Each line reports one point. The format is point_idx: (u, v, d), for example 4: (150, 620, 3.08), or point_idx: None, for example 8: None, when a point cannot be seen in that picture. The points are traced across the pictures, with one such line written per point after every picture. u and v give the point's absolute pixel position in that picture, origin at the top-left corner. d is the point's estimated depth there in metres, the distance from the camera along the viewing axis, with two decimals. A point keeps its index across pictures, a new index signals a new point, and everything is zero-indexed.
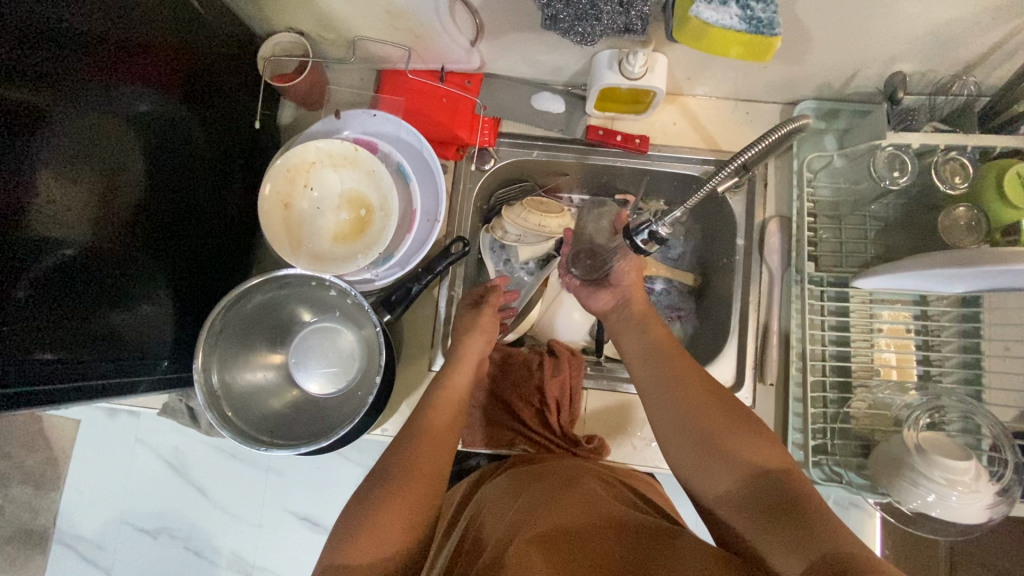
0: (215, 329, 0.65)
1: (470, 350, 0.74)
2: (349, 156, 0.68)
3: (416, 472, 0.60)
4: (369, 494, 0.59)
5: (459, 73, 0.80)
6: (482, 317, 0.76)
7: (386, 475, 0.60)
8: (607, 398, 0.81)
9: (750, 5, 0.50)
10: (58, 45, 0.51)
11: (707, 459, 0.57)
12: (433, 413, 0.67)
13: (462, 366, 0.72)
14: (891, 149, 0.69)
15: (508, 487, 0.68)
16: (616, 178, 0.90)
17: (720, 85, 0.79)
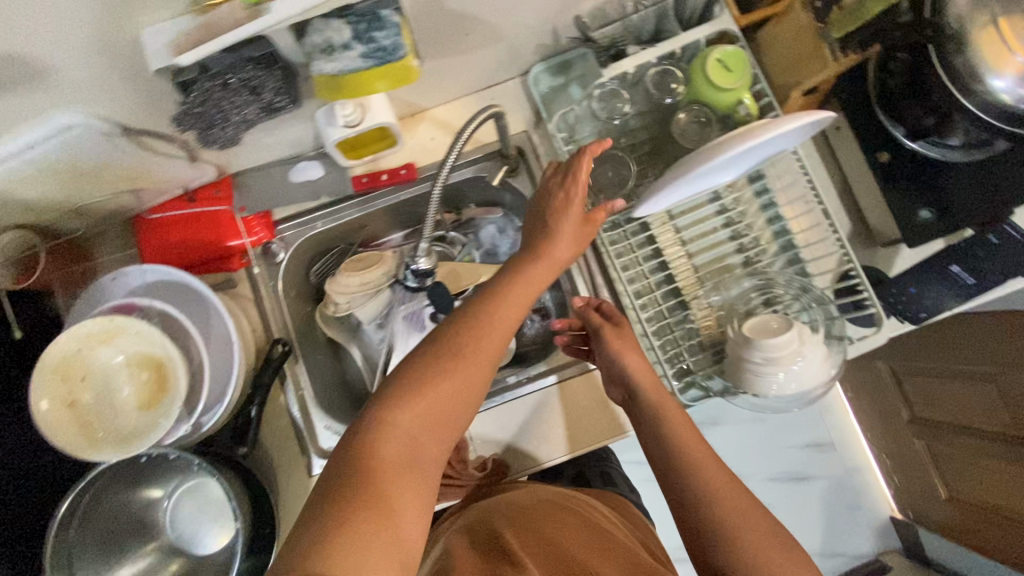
0: (58, 547, 0.63)
1: (530, 278, 0.61)
2: (108, 329, 0.65)
3: (400, 430, 0.51)
4: (334, 480, 0.48)
5: (206, 187, 0.78)
6: (573, 222, 0.62)
7: (400, 381, 0.54)
8: (570, 389, 0.79)
9: (368, 39, 0.51)
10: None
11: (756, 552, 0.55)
12: (463, 346, 0.56)
13: (517, 289, 0.59)
14: (608, 86, 0.74)
15: (504, 521, 0.66)
16: (414, 207, 0.89)
17: (451, 87, 0.80)
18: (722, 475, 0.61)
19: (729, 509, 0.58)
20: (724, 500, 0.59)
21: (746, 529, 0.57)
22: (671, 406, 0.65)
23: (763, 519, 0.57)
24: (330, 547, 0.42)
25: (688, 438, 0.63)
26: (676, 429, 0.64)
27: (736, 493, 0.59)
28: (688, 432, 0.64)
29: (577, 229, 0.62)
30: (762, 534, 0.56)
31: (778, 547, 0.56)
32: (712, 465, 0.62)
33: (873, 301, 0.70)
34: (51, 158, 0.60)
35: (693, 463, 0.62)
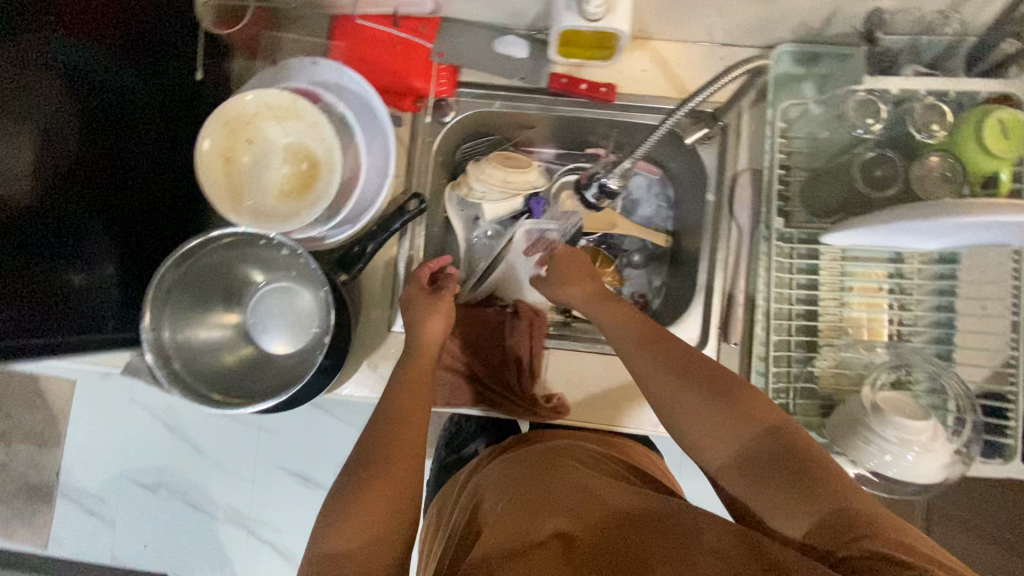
0: (158, 284, 0.64)
1: (429, 332, 0.71)
2: (289, 107, 0.64)
3: (387, 470, 0.58)
4: (349, 479, 0.58)
5: (414, 18, 0.76)
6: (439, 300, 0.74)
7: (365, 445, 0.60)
8: None
9: None
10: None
11: (716, 426, 0.52)
12: (399, 381, 0.68)
13: (424, 352, 0.71)
14: (866, 94, 0.65)
15: (488, 477, 0.65)
16: (586, 131, 0.85)
17: (691, 27, 0.74)
18: (700, 387, 0.55)
19: (709, 432, 0.52)
20: (701, 417, 0.54)
21: (707, 422, 0.53)
22: (652, 343, 0.60)
23: (738, 405, 0.52)
24: (342, 524, 0.53)
25: (662, 366, 0.58)
26: (649, 369, 0.59)
27: (720, 379, 0.55)
28: (664, 355, 0.59)
29: (430, 305, 0.73)
30: (720, 404, 0.53)
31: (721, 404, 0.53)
32: (688, 387, 0.55)
33: (1016, 431, 0.66)
34: None
35: (673, 401, 0.56)
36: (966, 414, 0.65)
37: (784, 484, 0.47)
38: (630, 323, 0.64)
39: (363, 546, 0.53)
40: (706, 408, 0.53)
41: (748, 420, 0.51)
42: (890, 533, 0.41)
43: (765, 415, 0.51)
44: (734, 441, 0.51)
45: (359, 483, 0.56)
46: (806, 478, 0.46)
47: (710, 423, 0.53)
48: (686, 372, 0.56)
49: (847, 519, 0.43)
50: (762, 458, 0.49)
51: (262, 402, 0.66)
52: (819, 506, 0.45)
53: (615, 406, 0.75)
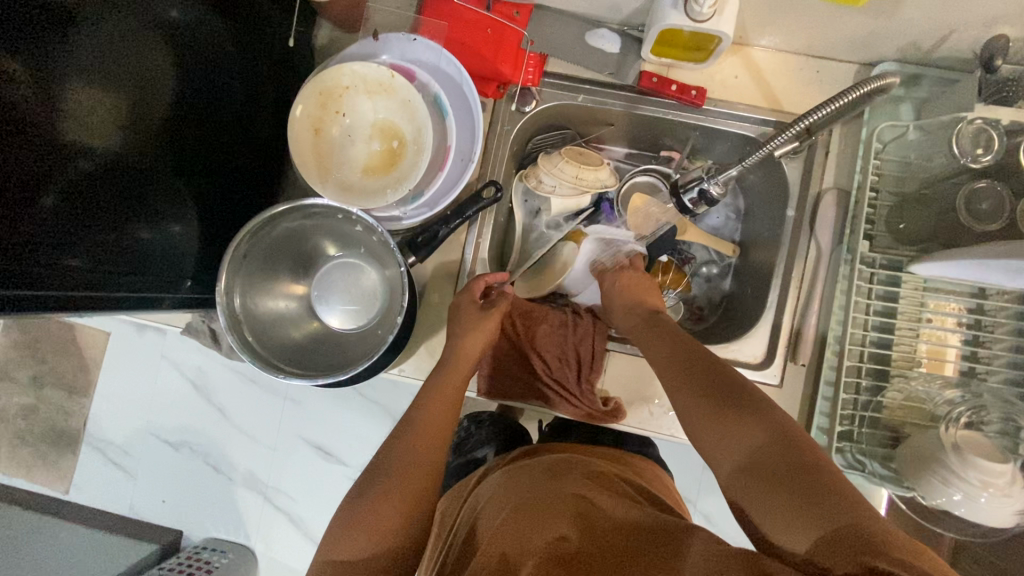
0: (235, 250, 0.63)
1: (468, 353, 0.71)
2: (384, 84, 0.64)
3: (410, 479, 0.58)
4: (362, 485, 0.57)
5: (507, 2, 0.74)
6: (486, 320, 0.73)
7: (391, 451, 0.60)
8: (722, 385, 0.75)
9: None
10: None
11: (709, 435, 0.52)
12: (434, 393, 0.67)
13: (453, 373, 0.69)
14: (978, 122, 0.63)
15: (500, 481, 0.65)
16: (664, 133, 0.84)
17: (792, 37, 0.72)
18: (712, 394, 0.53)
19: (718, 441, 0.51)
20: (711, 419, 0.52)
21: (703, 430, 0.52)
22: (677, 353, 0.61)
23: (749, 415, 0.50)
24: (353, 530, 0.54)
25: (680, 375, 0.58)
26: (671, 381, 0.59)
27: (734, 386, 0.53)
28: (679, 367, 0.59)
29: (473, 319, 0.72)
30: (713, 409, 0.52)
31: (711, 411, 0.52)
32: (703, 391, 0.54)
33: None
34: None
35: (688, 413, 0.55)
36: None
37: (774, 491, 0.44)
38: (662, 340, 0.64)
39: (374, 556, 0.53)
40: (705, 412, 0.52)
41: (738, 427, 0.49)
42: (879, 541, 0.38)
43: (771, 427, 0.48)
44: (727, 448, 0.50)
45: (372, 490, 0.56)
46: (810, 483, 0.43)
47: (716, 428, 0.51)
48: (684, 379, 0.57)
49: (840, 531, 0.40)
50: (758, 466, 0.47)
51: (327, 377, 0.65)
52: (808, 513, 0.42)
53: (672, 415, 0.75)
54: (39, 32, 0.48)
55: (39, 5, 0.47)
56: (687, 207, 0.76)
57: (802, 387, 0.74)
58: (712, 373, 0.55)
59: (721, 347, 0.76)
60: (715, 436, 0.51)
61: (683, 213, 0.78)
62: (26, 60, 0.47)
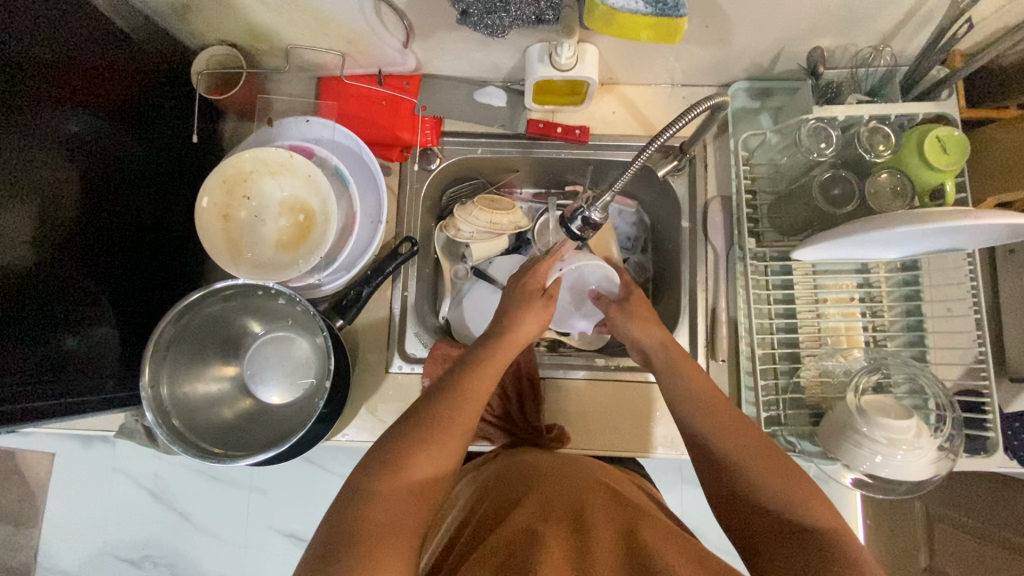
0: (155, 341, 0.64)
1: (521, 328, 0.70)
2: (285, 163, 0.68)
3: (453, 439, 0.57)
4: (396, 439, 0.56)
5: (397, 75, 0.81)
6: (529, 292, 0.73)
7: (441, 398, 0.60)
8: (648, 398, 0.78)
9: None
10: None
11: (777, 480, 0.53)
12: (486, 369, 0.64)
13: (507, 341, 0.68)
14: (815, 122, 0.71)
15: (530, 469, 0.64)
16: (564, 170, 0.90)
17: (653, 72, 0.81)
18: (762, 460, 0.55)
19: (765, 472, 0.54)
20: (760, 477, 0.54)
21: (775, 474, 0.54)
22: (717, 410, 0.60)
23: (806, 488, 0.53)
24: (388, 471, 0.53)
25: (731, 440, 0.57)
26: (713, 443, 0.58)
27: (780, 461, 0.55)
28: (736, 430, 0.58)
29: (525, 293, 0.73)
30: (784, 473, 0.54)
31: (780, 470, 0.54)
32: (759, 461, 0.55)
33: (995, 424, 0.68)
34: None
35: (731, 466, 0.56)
36: (947, 411, 0.67)
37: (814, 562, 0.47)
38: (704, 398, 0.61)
39: (407, 496, 0.52)
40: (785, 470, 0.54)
41: (815, 496, 0.52)
42: None
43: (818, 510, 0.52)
44: (795, 497, 0.52)
45: (421, 439, 0.56)
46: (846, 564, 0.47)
47: (760, 469, 0.54)
48: (742, 436, 0.57)
49: None
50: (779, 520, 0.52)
51: (265, 453, 0.66)
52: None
53: (614, 428, 0.77)
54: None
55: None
56: (575, 234, 0.74)
57: (728, 382, 0.78)
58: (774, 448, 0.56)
59: None
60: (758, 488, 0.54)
61: (574, 244, 0.76)
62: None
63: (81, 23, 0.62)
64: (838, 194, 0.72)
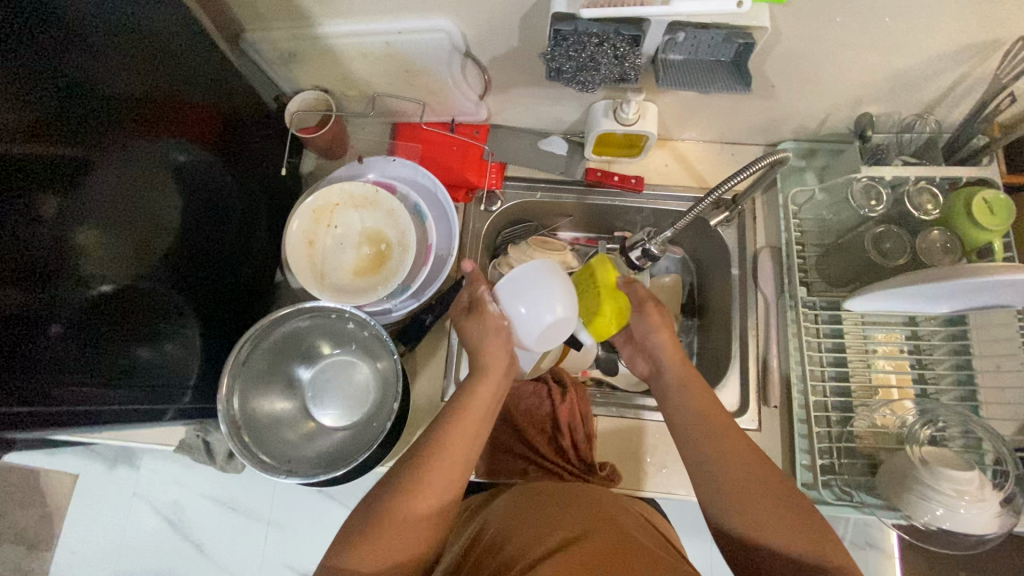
0: (232, 361, 0.66)
1: (495, 359, 0.63)
2: (369, 198, 0.74)
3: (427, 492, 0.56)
4: (374, 498, 0.57)
5: (468, 124, 0.88)
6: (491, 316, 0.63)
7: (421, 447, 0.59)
8: None
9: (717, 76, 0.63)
10: (90, 100, 0.55)
11: (770, 535, 0.54)
12: (463, 418, 0.60)
13: (490, 377, 0.63)
14: (866, 180, 0.75)
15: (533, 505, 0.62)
16: (616, 217, 0.95)
17: (705, 130, 0.87)
18: (797, 527, 0.53)
19: (762, 545, 0.54)
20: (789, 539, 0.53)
21: (755, 504, 0.55)
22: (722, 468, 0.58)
23: (801, 522, 0.54)
24: (370, 532, 0.54)
25: (762, 517, 0.54)
26: (727, 500, 0.56)
27: (816, 531, 0.53)
28: (755, 488, 0.56)
29: (485, 326, 0.63)
30: (769, 527, 0.54)
31: (771, 508, 0.55)
32: (794, 523, 0.54)
33: None
34: (400, 48, 0.71)
35: (759, 536, 0.54)
36: (1007, 466, 0.67)
37: None
38: (721, 450, 0.58)
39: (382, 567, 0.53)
40: (773, 496, 0.55)
41: (800, 534, 0.53)
42: None
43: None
44: (790, 545, 0.53)
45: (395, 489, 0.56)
46: None
47: (761, 543, 0.54)
48: (721, 461, 0.58)
49: None
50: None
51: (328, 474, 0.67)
52: None
53: (665, 471, 0.77)
54: (60, 181, 0.53)
55: (52, 162, 0.52)
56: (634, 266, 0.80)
57: (780, 429, 0.79)
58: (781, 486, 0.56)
59: None
60: (783, 548, 0.53)
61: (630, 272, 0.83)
62: (43, 215, 0.51)
63: (201, 62, 0.69)
64: (889, 248, 0.74)
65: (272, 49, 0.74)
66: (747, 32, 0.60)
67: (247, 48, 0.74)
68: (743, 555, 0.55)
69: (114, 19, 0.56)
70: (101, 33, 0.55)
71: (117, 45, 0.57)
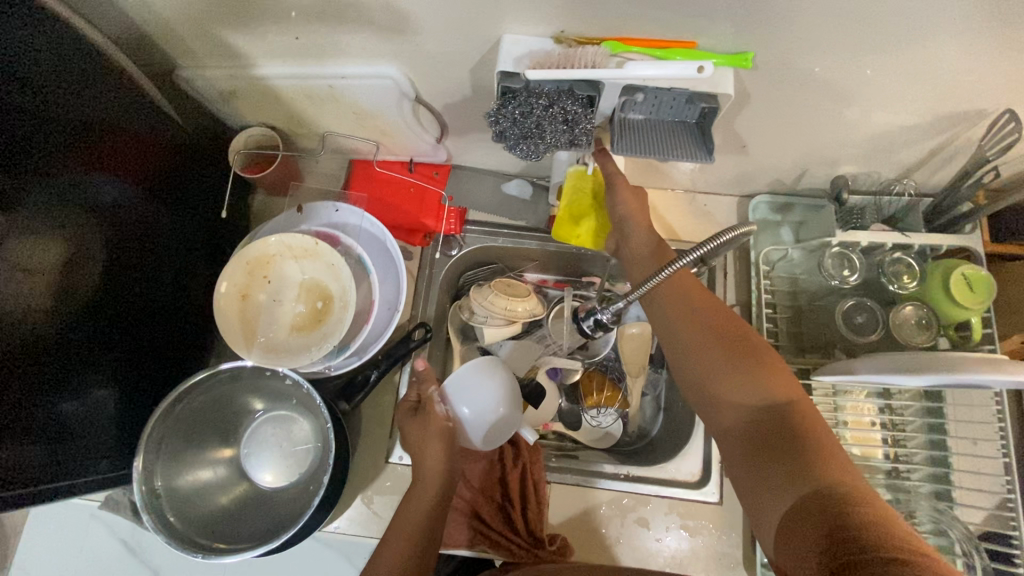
0: (147, 438, 0.62)
1: (428, 457, 0.68)
2: (309, 249, 0.69)
3: None
4: None
5: (427, 164, 0.84)
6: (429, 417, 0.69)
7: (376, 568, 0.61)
8: (655, 510, 0.75)
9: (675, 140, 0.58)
10: (1, 120, 0.51)
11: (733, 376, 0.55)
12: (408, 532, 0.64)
13: (427, 482, 0.67)
14: (839, 248, 0.72)
15: None
16: (584, 264, 0.90)
17: (677, 179, 0.82)
18: (757, 366, 0.54)
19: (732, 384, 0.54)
20: (758, 389, 0.53)
21: (720, 342, 0.57)
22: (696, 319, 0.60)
23: (758, 358, 0.55)
24: None
25: (730, 361, 0.55)
26: (700, 351, 0.57)
27: (780, 379, 0.53)
28: (721, 340, 0.57)
29: (426, 427, 0.69)
30: (728, 365, 0.55)
31: (735, 352, 0.56)
32: (764, 375, 0.53)
33: None
34: (346, 91, 0.66)
35: (729, 391, 0.54)
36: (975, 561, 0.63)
37: (782, 466, 0.48)
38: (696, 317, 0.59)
39: None
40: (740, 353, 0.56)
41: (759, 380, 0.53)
42: (869, 506, 0.42)
43: (821, 430, 0.49)
44: (751, 387, 0.53)
45: None
46: (810, 457, 0.47)
47: (731, 385, 0.54)
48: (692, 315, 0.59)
49: (825, 494, 0.44)
50: (778, 428, 0.50)
51: (254, 550, 0.63)
52: (803, 480, 0.46)
53: (619, 542, 0.73)
54: None
55: None
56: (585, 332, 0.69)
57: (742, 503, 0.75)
58: (744, 338, 0.57)
59: (658, 465, 0.78)
60: (745, 395, 0.53)
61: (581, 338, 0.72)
62: None
63: (128, 94, 0.64)
64: (861, 322, 0.71)
65: (211, 87, 0.69)
66: (711, 96, 0.55)
67: (185, 84, 0.69)
68: (714, 408, 0.55)
69: (20, 50, 0.52)
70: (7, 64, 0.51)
71: (25, 76, 0.53)
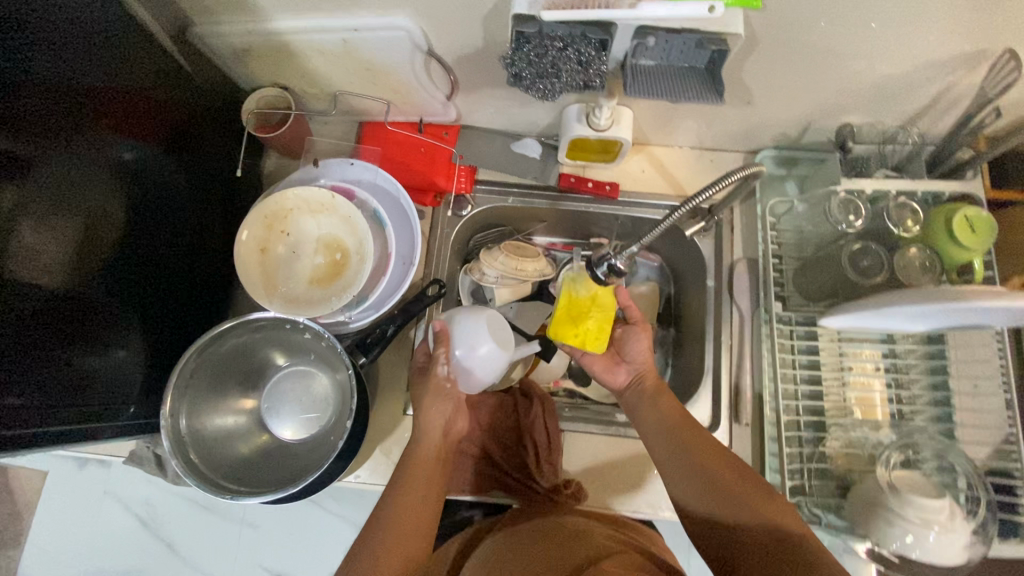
0: (177, 383, 0.63)
1: (431, 413, 0.69)
2: (326, 203, 0.71)
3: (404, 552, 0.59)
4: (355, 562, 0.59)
5: (436, 125, 0.84)
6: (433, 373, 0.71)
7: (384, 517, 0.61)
8: None
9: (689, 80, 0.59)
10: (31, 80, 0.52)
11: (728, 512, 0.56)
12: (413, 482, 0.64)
13: (431, 439, 0.68)
14: (845, 195, 0.74)
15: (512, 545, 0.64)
16: (592, 223, 0.92)
17: (683, 136, 0.84)
18: (756, 496, 0.56)
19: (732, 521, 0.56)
20: (763, 517, 0.55)
21: (714, 488, 0.58)
22: (679, 442, 0.63)
23: (759, 491, 0.57)
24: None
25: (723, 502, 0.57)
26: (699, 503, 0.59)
27: (777, 509, 0.55)
28: (717, 481, 0.59)
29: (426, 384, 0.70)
30: (733, 490, 0.57)
31: (731, 484, 0.58)
32: (765, 506, 0.55)
33: None
34: (359, 46, 0.67)
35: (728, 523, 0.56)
36: (978, 491, 0.65)
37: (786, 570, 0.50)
38: (690, 443, 0.63)
39: None
40: (745, 483, 0.58)
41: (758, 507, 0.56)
42: None
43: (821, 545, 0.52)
44: (746, 519, 0.55)
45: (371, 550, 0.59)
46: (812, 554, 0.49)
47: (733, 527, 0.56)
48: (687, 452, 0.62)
49: None
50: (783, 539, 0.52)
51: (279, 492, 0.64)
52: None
53: (632, 486, 0.75)
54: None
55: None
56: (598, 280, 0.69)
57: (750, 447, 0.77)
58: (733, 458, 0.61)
59: None
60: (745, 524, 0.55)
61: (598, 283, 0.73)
62: None
63: (145, 54, 0.65)
64: (867, 266, 0.71)
65: (225, 45, 0.70)
66: (720, 39, 0.56)
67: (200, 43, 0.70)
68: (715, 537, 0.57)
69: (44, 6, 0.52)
70: (32, 20, 0.51)
71: (51, 34, 0.53)
